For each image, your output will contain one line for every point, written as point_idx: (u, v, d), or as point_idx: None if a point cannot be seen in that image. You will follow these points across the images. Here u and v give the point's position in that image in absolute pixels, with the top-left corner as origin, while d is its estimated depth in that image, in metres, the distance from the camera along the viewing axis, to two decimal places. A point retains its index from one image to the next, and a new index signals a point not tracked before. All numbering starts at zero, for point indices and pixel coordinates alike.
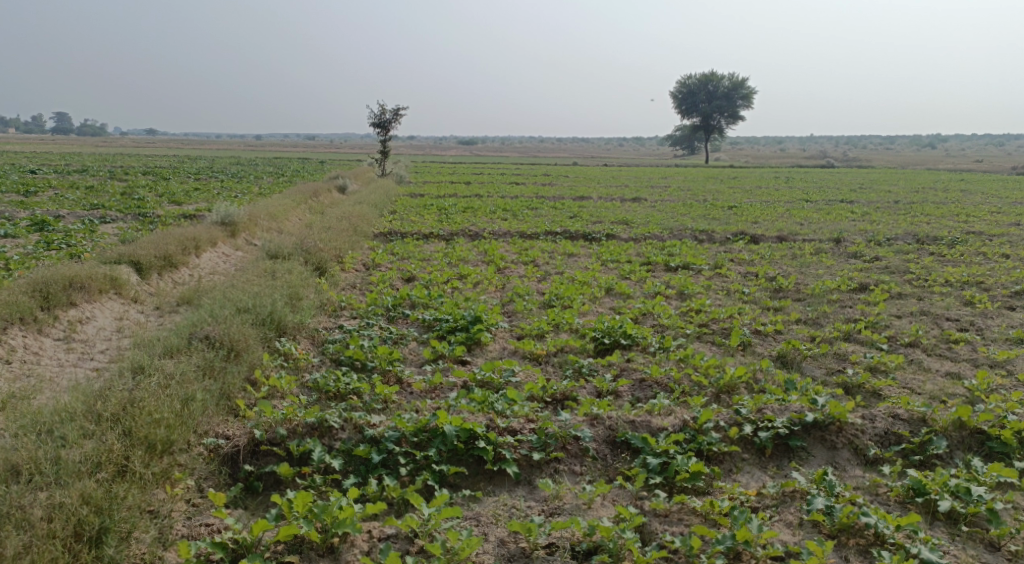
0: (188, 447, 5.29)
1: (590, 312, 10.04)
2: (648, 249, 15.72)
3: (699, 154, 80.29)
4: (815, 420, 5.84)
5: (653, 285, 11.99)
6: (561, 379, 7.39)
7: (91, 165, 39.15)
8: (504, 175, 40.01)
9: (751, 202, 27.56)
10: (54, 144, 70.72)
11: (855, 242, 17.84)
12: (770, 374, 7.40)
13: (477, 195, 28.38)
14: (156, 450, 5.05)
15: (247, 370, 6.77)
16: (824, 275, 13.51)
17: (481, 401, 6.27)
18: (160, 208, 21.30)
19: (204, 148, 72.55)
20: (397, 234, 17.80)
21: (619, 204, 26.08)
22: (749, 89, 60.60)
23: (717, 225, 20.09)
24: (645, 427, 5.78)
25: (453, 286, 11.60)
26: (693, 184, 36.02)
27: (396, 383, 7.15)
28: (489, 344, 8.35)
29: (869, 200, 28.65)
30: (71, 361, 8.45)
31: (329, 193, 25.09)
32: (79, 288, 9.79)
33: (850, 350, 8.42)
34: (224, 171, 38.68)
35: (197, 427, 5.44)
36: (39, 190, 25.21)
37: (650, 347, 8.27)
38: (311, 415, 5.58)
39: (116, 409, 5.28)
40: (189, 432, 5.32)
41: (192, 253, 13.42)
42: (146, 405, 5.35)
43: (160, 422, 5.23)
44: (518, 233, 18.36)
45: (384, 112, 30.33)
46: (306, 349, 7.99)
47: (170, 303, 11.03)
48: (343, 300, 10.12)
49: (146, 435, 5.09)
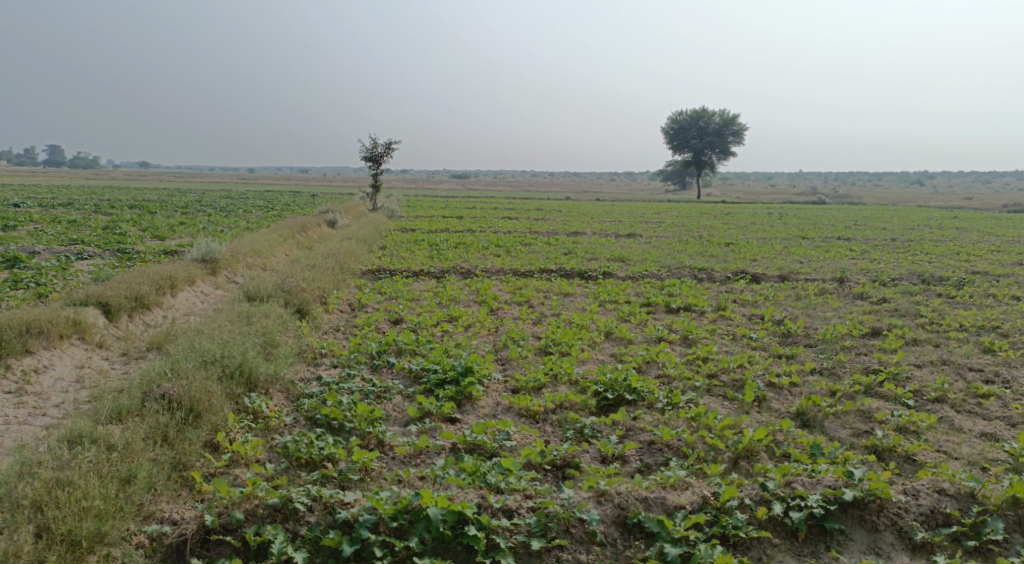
0: (125, 539, 4.61)
1: (590, 361, 9.33)
2: (647, 289, 15.10)
3: (692, 190, 80.41)
4: (853, 498, 5.32)
5: (655, 329, 11.33)
6: (561, 441, 6.65)
7: (77, 198, 38.47)
8: (497, 210, 39.56)
9: (748, 239, 27.09)
10: (43, 176, 69.77)
11: (860, 282, 17.28)
12: (792, 436, 6.74)
13: (469, 230, 27.81)
14: (78, 549, 4.40)
15: (209, 434, 6.05)
16: (833, 318, 12.89)
17: (472, 471, 5.55)
18: (141, 243, 20.55)
19: (196, 182, 71.87)
20: (386, 272, 17.10)
21: (614, 241, 25.54)
22: (740, 125, 60.83)
23: (716, 263, 19.52)
24: (659, 506, 5.17)
25: (443, 330, 10.88)
26: (688, 219, 35.63)
27: (377, 447, 6.40)
28: (481, 399, 7.63)
29: (865, 238, 28.25)
30: (20, 416, 7.62)
31: (318, 228, 24.44)
32: (37, 334, 9.00)
33: (874, 407, 7.76)
34: (213, 204, 37.97)
35: (137, 512, 4.77)
36: (18, 224, 24.42)
37: (657, 403, 7.55)
38: (274, 496, 4.87)
39: (39, 493, 4.58)
40: (125, 521, 4.65)
41: (168, 293, 12.65)
42: (75, 489, 4.66)
43: (89, 513, 4.55)
44: (511, 270, 17.71)
45: (376, 145, 29.90)
46: (278, 405, 7.24)
47: (139, 348, 10.25)
48: (324, 347, 9.39)
49: (69, 530, 4.44)
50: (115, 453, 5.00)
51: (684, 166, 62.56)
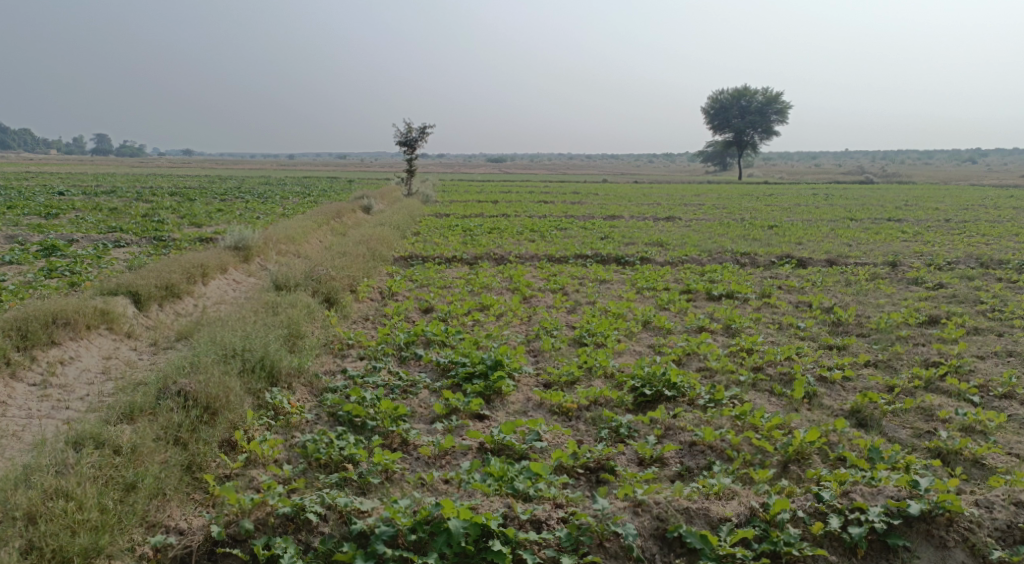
0: (126, 552, 4.39)
1: (626, 353, 8.90)
2: (687, 275, 14.54)
3: (732, 171, 78.57)
4: (920, 512, 4.82)
5: (696, 317, 10.80)
6: (595, 442, 6.24)
7: (121, 186, 39.13)
8: (533, 193, 39.10)
9: (793, 221, 26.15)
10: (89, 165, 70.81)
11: (913, 267, 16.41)
12: (847, 438, 6.25)
13: (505, 215, 27.41)
14: None
15: (225, 431, 5.79)
16: (886, 306, 12.18)
17: (499, 477, 5.21)
18: (178, 231, 20.65)
19: (238, 170, 72.57)
20: (418, 258, 16.82)
21: (652, 224, 24.90)
22: (784, 104, 59.06)
23: (758, 247, 18.80)
24: (702, 518, 4.78)
25: (474, 319, 10.54)
26: (729, 201, 34.67)
27: (401, 447, 6.08)
28: (511, 394, 7.25)
29: (917, 219, 27.08)
30: (44, 409, 7.49)
31: (353, 214, 24.30)
32: (64, 325, 8.89)
33: (936, 403, 7.18)
34: (251, 190, 38.20)
35: (139, 522, 4.54)
36: (62, 212, 24.79)
37: (698, 400, 7.08)
38: (286, 505, 4.60)
39: (34, 503, 4.38)
40: (124, 534, 4.42)
41: (199, 281, 12.53)
42: (72, 499, 4.44)
43: (84, 527, 4.34)
44: (546, 256, 17.28)
45: (410, 130, 29.64)
46: (301, 400, 6.96)
47: (168, 338, 10.13)
48: (351, 338, 9.12)
49: (62, 547, 4.22)
50: (118, 459, 4.79)
51: (725, 147, 61.07)
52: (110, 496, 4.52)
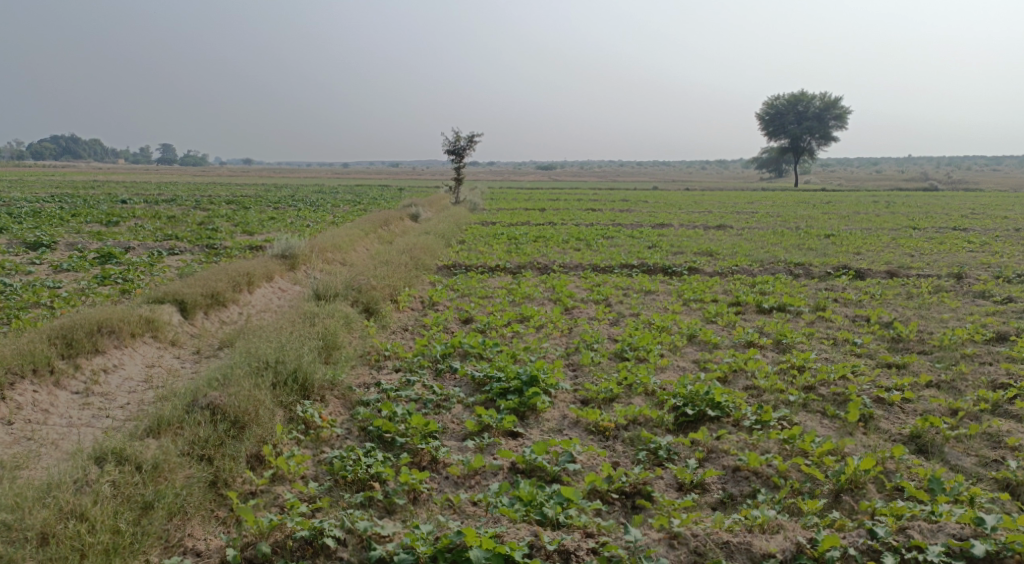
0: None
1: (669, 369, 8.57)
2: (736, 286, 14.06)
3: (788, 178, 76.64)
4: (986, 552, 4.41)
5: (744, 332, 10.37)
6: (632, 465, 5.96)
7: (180, 194, 40.30)
8: (582, 201, 38.76)
9: (850, 229, 25.19)
10: (153, 173, 73.15)
11: (980, 279, 15.53)
12: (905, 466, 5.83)
13: (551, 223, 27.19)
14: None
15: (253, 445, 5.72)
16: (950, 321, 11.51)
17: (529, 501, 5.00)
18: (230, 239, 21.04)
19: (294, 178, 74.09)
20: (462, 267, 16.73)
21: (702, 233, 24.33)
22: (842, 109, 57.30)
23: (813, 257, 18.14)
24: (744, 554, 4.48)
25: (513, 331, 10.34)
26: (784, 209, 33.70)
27: (430, 465, 5.91)
28: (546, 411, 7.02)
29: (985, 228, 25.82)
30: (85, 418, 7.59)
31: (400, 222, 24.44)
32: (109, 333, 9.03)
33: (1005, 429, 6.65)
34: (304, 199, 38.89)
35: (156, 545, 4.57)
36: (121, 220, 25.57)
37: (744, 421, 6.71)
38: (305, 528, 4.61)
39: (48, 523, 4.41)
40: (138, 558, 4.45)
41: (245, 289, 12.65)
42: (88, 520, 4.48)
43: (95, 550, 4.35)
44: (591, 266, 16.98)
45: (457, 138, 29.71)
46: (333, 414, 6.85)
47: (211, 346, 10.22)
48: (388, 349, 9.02)
49: None
50: (138, 478, 4.81)
51: (780, 153, 59.58)
52: (125, 518, 4.53)
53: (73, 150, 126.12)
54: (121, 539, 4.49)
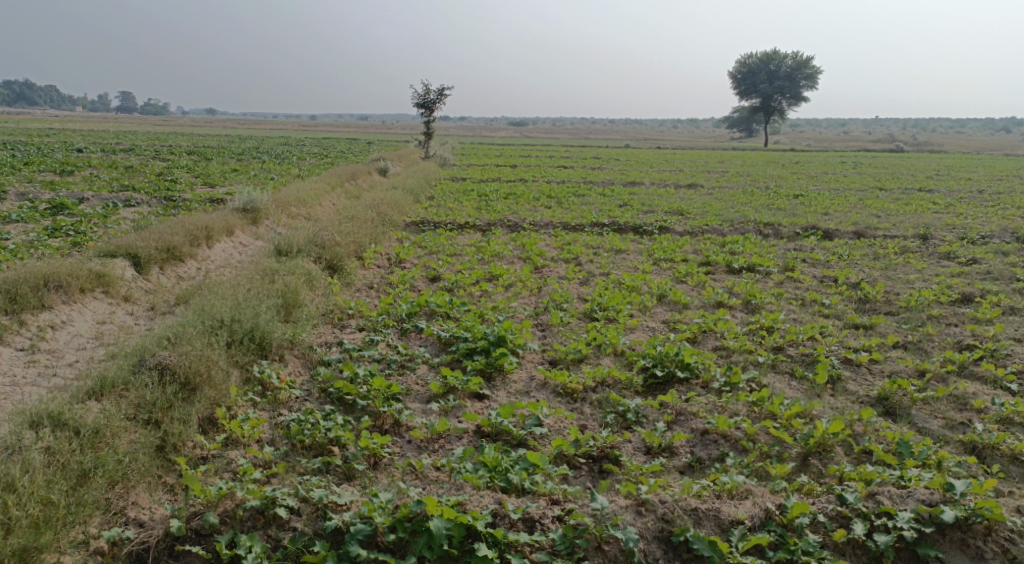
0: (75, 547, 4.20)
1: (639, 330, 8.46)
2: (707, 246, 13.95)
3: (759, 138, 76.77)
4: (954, 519, 4.37)
5: (714, 292, 10.27)
6: (600, 428, 5.84)
7: (140, 144, 38.86)
8: (554, 158, 38.36)
9: (819, 190, 25.26)
10: (112, 122, 70.39)
11: (946, 241, 15.66)
12: (873, 429, 5.80)
13: (522, 179, 26.80)
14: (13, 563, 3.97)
15: (205, 408, 5.47)
16: (916, 283, 11.56)
17: (493, 467, 4.85)
18: (190, 191, 20.32)
19: (260, 129, 72.03)
20: (430, 224, 16.38)
21: (673, 191, 24.20)
22: (814, 68, 57.20)
23: (783, 217, 18.13)
24: (712, 521, 4.40)
25: (481, 290, 10.12)
26: (754, 169, 33.71)
27: (392, 429, 5.72)
28: (513, 372, 6.86)
29: (949, 189, 26.12)
30: (30, 377, 7.23)
31: (368, 176, 23.87)
32: (56, 288, 8.60)
33: (970, 391, 6.66)
34: (269, 151, 37.84)
35: (94, 516, 4.34)
36: (76, 170, 24.56)
37: (713, 383, 6.62)
38: (256, 498, 4.39)
39: None
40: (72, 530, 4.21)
41: (203, 244, 12.18)
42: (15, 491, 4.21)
43: (24, 524, 4.09)
44: (561, 224, 16.75)
45: (428, 92, 29.00)
46: (292, 374, 6.61)
47: (167, 303, 9.84)
48: (351, 308, 8.74)
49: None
50: (74, 444, 4.55)
51: (751, 112, 59.55)
52: (59, 488, 4.27)
53: (26, 96, 121.07)
54: (54, 510, 4.24)
